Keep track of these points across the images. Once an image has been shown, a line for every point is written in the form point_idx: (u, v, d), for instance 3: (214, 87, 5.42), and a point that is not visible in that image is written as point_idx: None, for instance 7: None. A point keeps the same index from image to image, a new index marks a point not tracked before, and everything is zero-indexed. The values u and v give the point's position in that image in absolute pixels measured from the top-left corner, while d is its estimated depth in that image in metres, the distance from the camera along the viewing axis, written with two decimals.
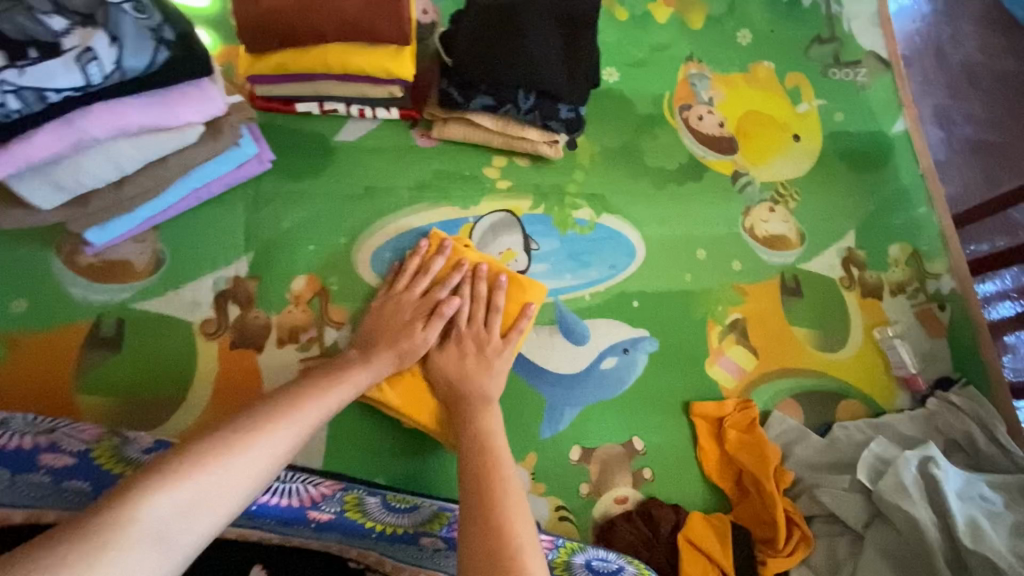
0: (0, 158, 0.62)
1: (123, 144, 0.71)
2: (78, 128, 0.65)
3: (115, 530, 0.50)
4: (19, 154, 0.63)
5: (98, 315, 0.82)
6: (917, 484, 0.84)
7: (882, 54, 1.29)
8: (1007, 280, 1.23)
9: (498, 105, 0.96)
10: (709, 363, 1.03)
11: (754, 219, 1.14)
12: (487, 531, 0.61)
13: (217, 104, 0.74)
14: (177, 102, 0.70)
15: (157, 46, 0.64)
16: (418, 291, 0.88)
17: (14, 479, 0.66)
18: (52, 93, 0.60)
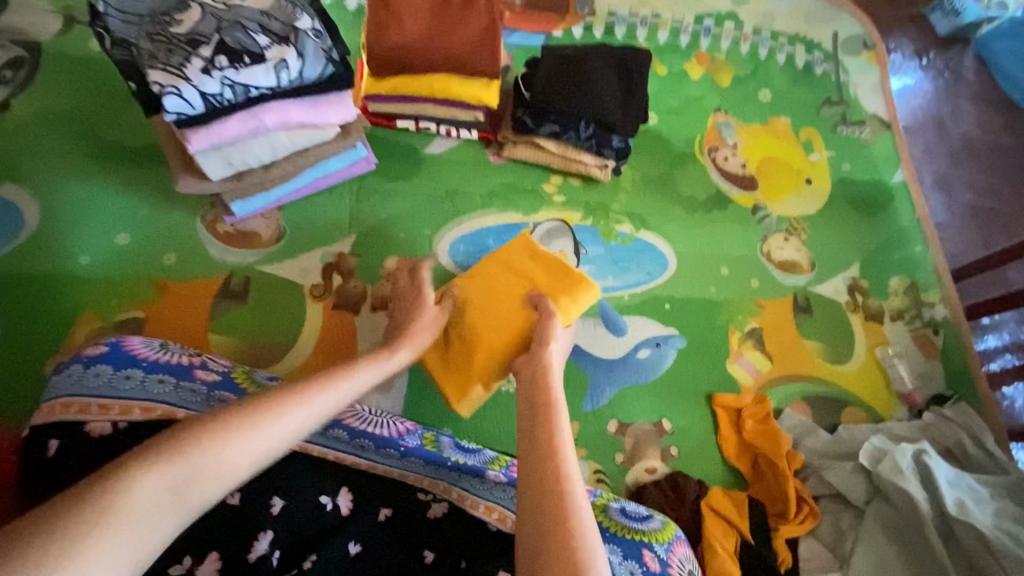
0: (201, 133, 0.82)
1: (282, 135, 0.90)
2: (258, 119, 0.85)
3: (113, 502, 0.54)
4: (215, 132, 0.83)
5: (230, 272, 1.00)
6: (912, 470, 0.97)
7: (884, 117, 1.50)
8: (1004, 335, 1.38)
9: (562, 132, 1.17)
10: (729, 362, 1.17)
11: (771, 245, 1.32)
12: (534, 493, 0.63)
13: (352, 111, 0.94)
14: (326, 107, 0.90)
15: (327, 64, 0.85)
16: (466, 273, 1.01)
17: (177, 386, 0.75)
18: (253, 90, 0.81)
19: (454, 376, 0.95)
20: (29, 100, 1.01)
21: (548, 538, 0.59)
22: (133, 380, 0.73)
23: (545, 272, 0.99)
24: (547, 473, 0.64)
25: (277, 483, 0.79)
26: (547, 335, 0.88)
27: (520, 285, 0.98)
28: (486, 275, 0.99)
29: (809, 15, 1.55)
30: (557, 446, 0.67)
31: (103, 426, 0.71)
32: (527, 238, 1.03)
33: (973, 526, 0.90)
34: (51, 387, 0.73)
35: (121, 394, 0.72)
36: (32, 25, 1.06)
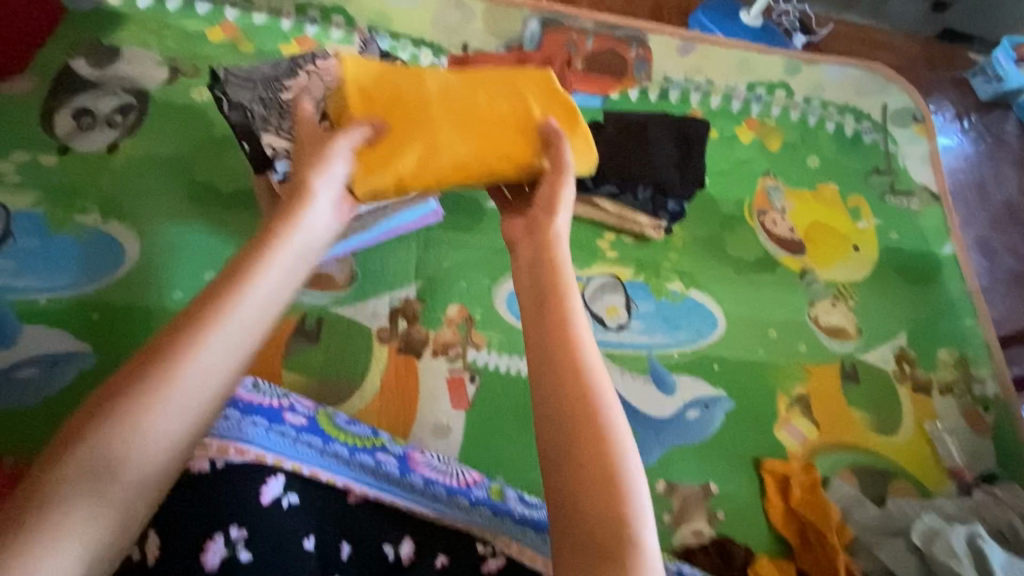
0: None
1: None
2: None
3: (49, 493, 0.55)
4: None
5: (305, 313, 1.06)
6: (966, 553, 0.96)
7: (933, 189, 1.53)
8: None
9: (620, 193, 1.22)
10: (777, 427, 1.18)
11: (818, 309, 1.34)
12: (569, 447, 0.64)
13: None
14: None
15: None
16: (463, 87, 0.93)
17: (269, 427, 0.83)
18: None
19: (387, 162, 0.86)
20: (134, 143, 1.10)
21: (586, 465, 0.63)
22: (232, 419, 0.81)
23: (550, 100, 0.94)
24: (581, 434, 0.64)
25: (348, 528, 0.82)
26: (563, 175, 0.86)
27: (519, 114, 0.91)
28: (470, 82, 0.93)
29: (860, 87, 1.58)
30: (584, 371, 0.68)
31: (201, 463, 0.77)
32: (549, 78, 0.96)
33: None
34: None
35: (220, 433, 0.80)
36: (139, 75, 1.16)
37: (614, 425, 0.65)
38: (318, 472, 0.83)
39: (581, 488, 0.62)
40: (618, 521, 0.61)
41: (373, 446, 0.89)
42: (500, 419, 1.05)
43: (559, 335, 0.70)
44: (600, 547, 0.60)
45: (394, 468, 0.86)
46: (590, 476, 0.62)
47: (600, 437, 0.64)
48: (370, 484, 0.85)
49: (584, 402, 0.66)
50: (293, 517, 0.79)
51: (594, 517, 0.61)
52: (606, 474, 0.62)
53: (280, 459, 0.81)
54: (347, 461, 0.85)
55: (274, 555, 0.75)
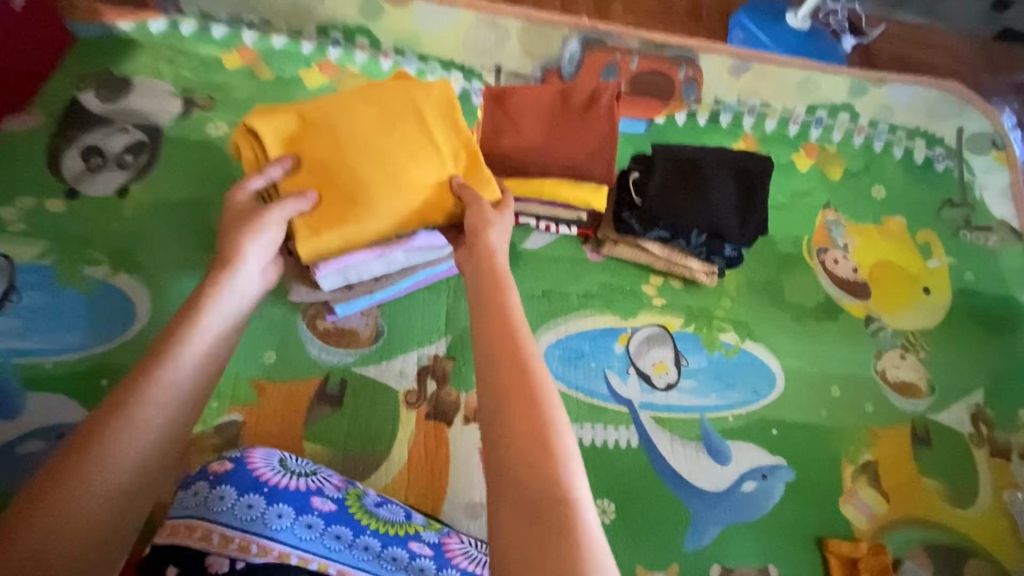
0: (329, 260, 0.88)
1: (400, 256, 0.94)
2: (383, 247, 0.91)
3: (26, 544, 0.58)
4: (342, 260, 0.89)
5: (327, 373, 0.97)
6: None
7: (1014, 225, 1.38)
8: None
9: (671, 238, 1.10)
10: (842, 500, 1.07)
11: (885, 362, 1.22)
12: (521, 482, 0.59)
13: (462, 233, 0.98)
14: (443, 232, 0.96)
15: None
16: (359, 130, 0.89)
17: (295, 519, 0.72)
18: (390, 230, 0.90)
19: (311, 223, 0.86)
20: (146, 185, 1.02)
21: (513, 433, 0.62)
22: (256, 509, 0.71)
23: (448, 127, 0.93)
24: (537, 463, 0.60)
25: None
26: (487, 212, 0.89)
27: (428, 161, 0.90)
28: (381, 116, 0.90)
29: (934, 108, 1.43)
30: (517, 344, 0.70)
31: (221, 563, 0.66)
32: (450, 98, 0.94)
33: None
34: (175, 507, 0.71)
35: (244, 525, 0.69)
36: (152, 108, 1.08)
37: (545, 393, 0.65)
38: (346, 571, 0.70)
39: (511, 453, 0.61)
40: (551, 481, 0.58)
41: (406, 534, 0.76)
42: None
43: (491, 316, 0.75)
44: (533, 509, 0.57)
45: (430, 562, 0.74)
46: (524, 439, 0.61)
47: (531, 404, 0.64)
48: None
49: (515, 370, 0.67)
50: None
51: (526, 481, 0.59)
52: (536, 438, 0.61)
53: (306, 556, 0.69)
54: (378, 554, 0.73)
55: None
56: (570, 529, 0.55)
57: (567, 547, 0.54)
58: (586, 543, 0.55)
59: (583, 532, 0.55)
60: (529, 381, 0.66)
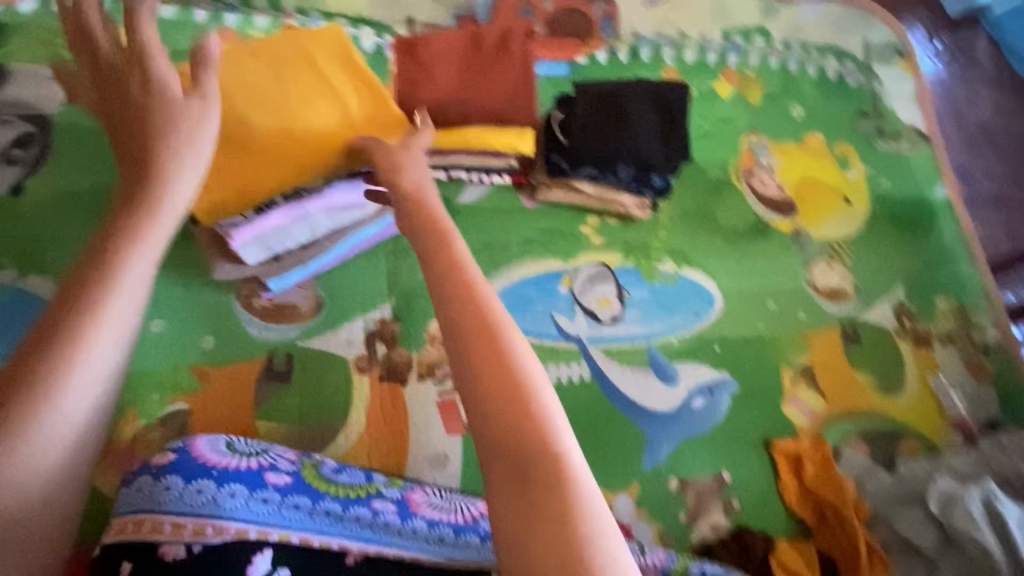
0: (245, 225, 0.93)
1: (320, 217, 0.97)
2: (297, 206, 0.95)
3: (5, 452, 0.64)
4: (258, 224, 0.93)
5: (271, 351, 0.96)
6: (984, 517, 0.93)
7: (920, 128, 1.46)
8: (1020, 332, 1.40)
9: (600, 174, 1.15)
10: (784, 403, 1.14)
11: (814, 272, 1.30)
12: (509, 452, 0.60)
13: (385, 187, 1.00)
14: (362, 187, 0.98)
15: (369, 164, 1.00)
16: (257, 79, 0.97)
17: (250, 496, 0.71)
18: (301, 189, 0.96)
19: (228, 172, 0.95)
20: (42, 179, 0.96)
21: (495, 403, 0.62)
22: (207, 493, 0.69)
23: (343, 69, 1.02)
24: (522, 430, 0.60)
25: None
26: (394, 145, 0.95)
27: (328, 105, 0.99)
28: (275, 72, 0.98)
29: (840, 24, 1.50)
30: (482, 310, 0.67)
31: (177, 550, 0.65)
32: (339, 38, 1.01)
33: None
34: (121, 504, 0.69)
35: (195, 511, 0.67)
36: (35, 95, 0.99)
37: (520, 356, 0.64)
38: (310, 537, 0.70)
39: (493, 426, 0.61)
40: (537, 446, 0.59)
41: (366, 495, 0.77)
42: None
43: (450, 281, 0.71)
44: (522, 475, 0.58)
45: (394, 516, 0.75)
46: (504, 408, 0.61)
47: (506, 372, 0.63)
48: (370, 539, 0.73)
49: (483, 339, 0.65)
50: None
51: (515, 452, 0.59)
52: (516, 406, 0.61)
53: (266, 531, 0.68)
54: (341, 517, 0.73)
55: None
56: (558, 487, 0.57)
57: (561, 509, 0.56)
58: (577, 498, 0.57)
59: (574, 489, 0.58)
60: (498, 349, 0.65)
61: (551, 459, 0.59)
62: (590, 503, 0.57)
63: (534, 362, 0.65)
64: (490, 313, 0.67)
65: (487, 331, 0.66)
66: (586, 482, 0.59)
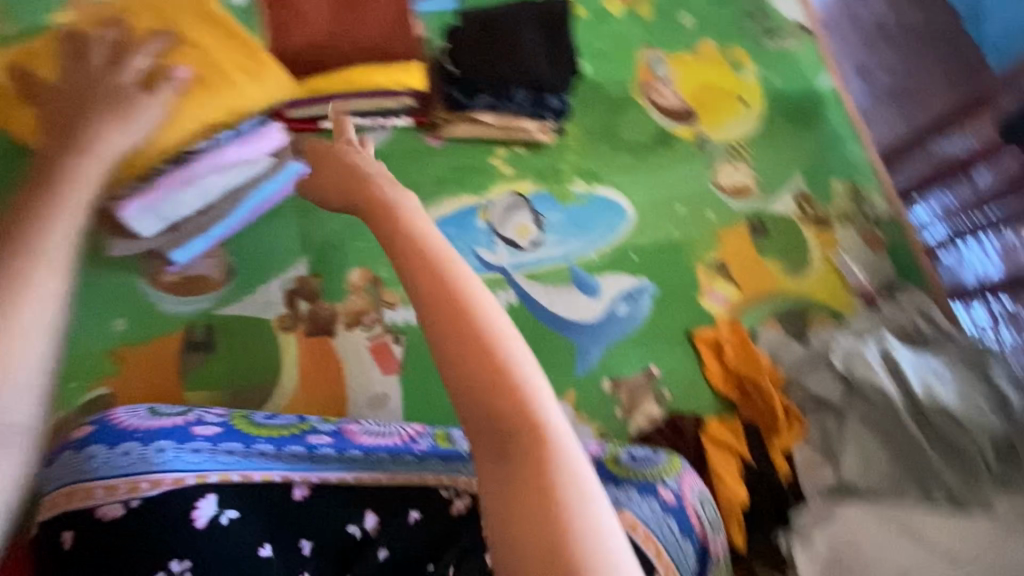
0: (136, 194, 0.92)
1: (213, 176, 0.96)
2: (188, 168, 0.95)
3: None
4: (150, 191, 0.92)
5: (189, 322, 0.95)
6: (881, 364, 1.02)
7: (803, 23, 1.52)
8: (934, 205, 1.41)
9: (498, 102, 1.15)
10: (701, 297, 1.22)
11: (720, 174, 1.36)
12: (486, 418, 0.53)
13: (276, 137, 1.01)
14: (254, 142, 0.99)
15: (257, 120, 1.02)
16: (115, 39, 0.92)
17: (179, 448, 0.72)
18: (191, 154, 0.96)
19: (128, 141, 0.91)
20: None
21: (458, 375, 0.54)
22: (134, 453, 0.70)
23: (211, 30, 1.02)
24: (497, 391, 0.53)
25: (303, 526, 0.74)
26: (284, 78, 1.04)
27: (208, 54, 1.00)
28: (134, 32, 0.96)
29: None
30: (438, 272, 0.58)
31: (115, 509, 0.67)
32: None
33: (944, 407, 0.95)
34: (50, 481, 0.70)
35: (125, 471, 0.69)
36: None
37: (483, 319, 0.56)
38: (250, 474, 0.74)
39: (462, 398, 0.54)
40: (511, 414, 0.53)
41: (300, 432, 0.81)
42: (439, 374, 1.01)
43: (401, 247, 0.62)
44: (499, 445, 0.52)
45: (330, 447, 0.80)
46: (470, 378, 0.54)
47: (468, 338, 0.55)
48: (310, 469, 0.77)
49: (446, 299, 0.57)
50: (242, 529, 0.70)
51: (493, 417, 0.53)
52: (483, 374, 0.53)
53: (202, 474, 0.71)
54: (277, 455, 0.77)
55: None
56: (537, 455, 0.51)
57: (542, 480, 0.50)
58: (560, 470, 0.50)
59: (557, 457, 0.51)
60: (463, 307, 0.56)
61: (527, 430, 0.52)
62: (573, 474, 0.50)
63: (500, 322, 0.57)
64: (450, 273, 0.58)
65: (449, 288, 0.57)
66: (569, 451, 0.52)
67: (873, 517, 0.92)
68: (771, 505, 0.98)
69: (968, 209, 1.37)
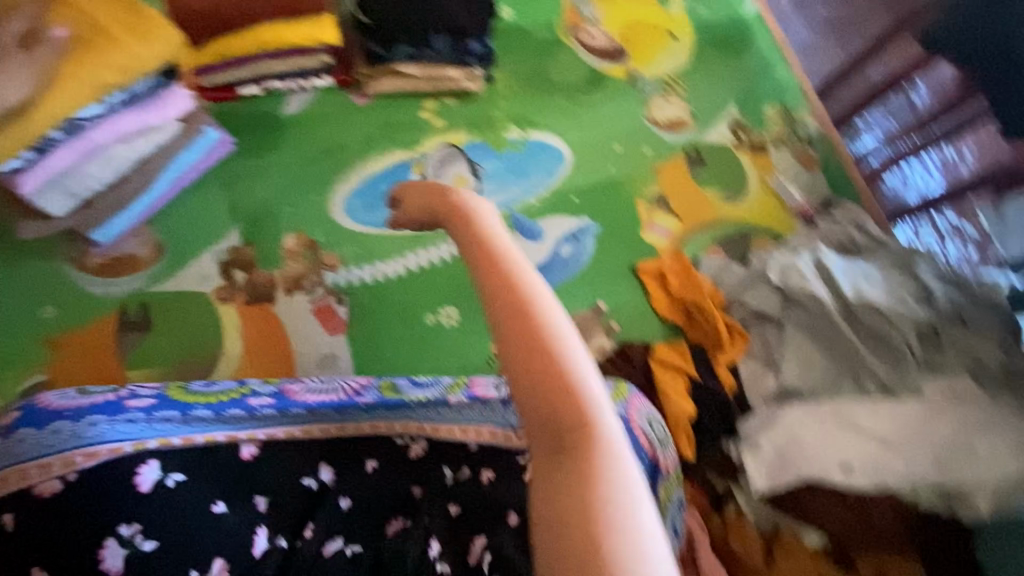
0: (32, 169, 0.85)
1: (120, 149, 0.91)
2: (87, 139, 0.88)
3: None
4: (46, 166, 0.86)
5: (122, 303, 0.94)
6: (814, 272, 1.06)
7: None
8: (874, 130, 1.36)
9: (418, 52, 1.14)
10: (643, 231, 1.24)
11: (653, 109, 1.36)
12: (540, 422, 0.45)
13: (186, 100, 0.95)
14: (160, 107, 0.93)
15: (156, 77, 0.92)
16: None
17: (112, 420, 0.71)
18: (84, 121, 0.86)
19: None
20: None
21: (523, 361, 0.45)
22: (64, 430, 0.69)
23: None
24: (553, 392, 0.45)
25: (257, 482, 0.76)
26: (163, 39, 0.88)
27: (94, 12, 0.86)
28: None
29: None
30: (505, 255, 0.52)
31: (53, 485, 0.66)
32: None
33: (871, 303, 0.99)
34: None
35: (57, 448, 0.67)
36: None
37: (550, 307, 0.48)
38: (191, 437, 0.74)
39: (521, 389, 0.46)
40: (574, 420, 0.45)
41: (240, 396, 0.81)
42: (386, 327, 1.02)
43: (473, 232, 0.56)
44: (555, 446, 0.45)
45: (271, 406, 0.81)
46: (530, 373, 0.45)
47: (534, 323, 0.47)
48: (254, 428, 0.78)
49: (506, 288, 0.49)
50: (189, 490, 0.71)
51: (545, 423, 0.45)
52: (547, 362, 0.45)
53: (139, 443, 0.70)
54: (217, 419, 0.77)
55: (183, 534, 0.67)
56: (593, 469, 0.42)
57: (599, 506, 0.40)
58: (620, 495, 0.41)
59: (611, 473, 0.42)
60: (521, 296, 0.48)
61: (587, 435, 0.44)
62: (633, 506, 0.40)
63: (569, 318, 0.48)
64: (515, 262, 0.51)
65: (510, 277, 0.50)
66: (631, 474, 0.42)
67: (813, 415, 0.96)
68: (716, 414, 1.01)
69: (910, 130, 1.28)
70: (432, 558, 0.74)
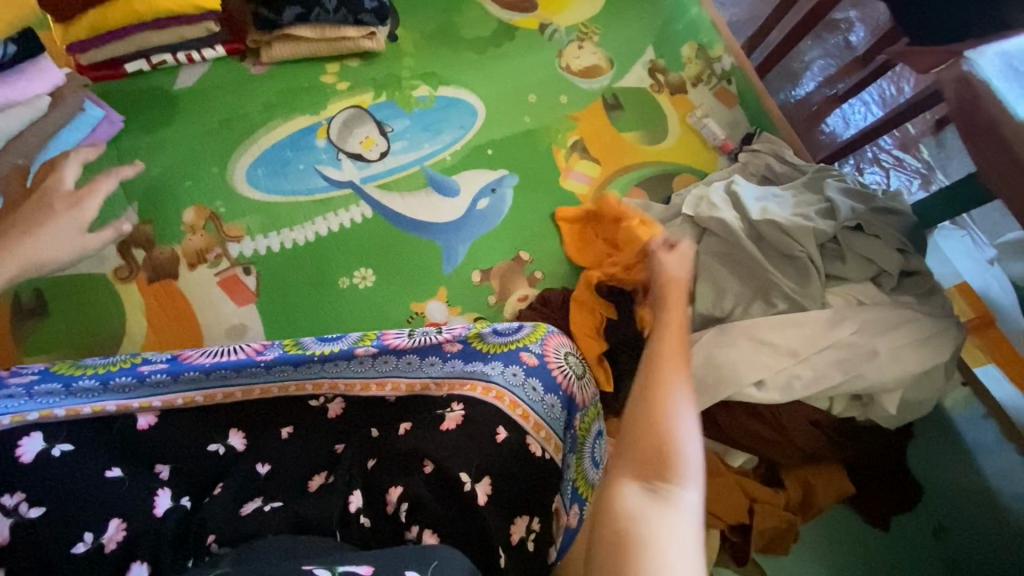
0: None
1: None
2: None
3: None
4: None
5: (16, 291, 0.93)
6: (724, 200, 1.06)
7: None
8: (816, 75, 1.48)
9: (308, 12, 1.11)
10: (563, 179, 1.22)
11: (568, 58, 1.34)
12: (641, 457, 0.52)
13: (54, 74, 0.96)
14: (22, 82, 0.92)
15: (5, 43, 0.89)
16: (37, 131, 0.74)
17: None
18: None
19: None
20: None
21: (650, 398, 0.55)
22: None
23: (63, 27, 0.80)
24: (659, 444, 0.52)
25: (159, 451, 0.75)
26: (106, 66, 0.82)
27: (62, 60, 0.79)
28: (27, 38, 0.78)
29: None
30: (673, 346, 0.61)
31: None
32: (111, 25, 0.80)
33: (772, 220, 0.99)
34: None
35: None
36: None
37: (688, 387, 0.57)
38: (77, 407, 0.74)
39: (637, 416, 0.54)
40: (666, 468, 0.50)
41: (132, 364, 0.80)
42: (295, 293, 1.01)
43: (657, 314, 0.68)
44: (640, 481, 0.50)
45: (165, 372, 0.79)
46: (649, 420, 0.53)
47: (670, 395, 0.55)
48: (150, 395, 0.78)
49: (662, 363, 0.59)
50: (76, 459, 0.69)
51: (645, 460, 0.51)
52: (665, 420, 0.53)
53: (13, 414, 0.70)
54: (105, 389, 0.77)
55: (74, 497, 0.65)
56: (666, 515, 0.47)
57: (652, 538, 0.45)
58: (677, 547, 0.45)
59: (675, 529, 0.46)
60: (667, 373, 0.58)
61: (672, 477, 0.50)
62: (684, 547, 0.45)
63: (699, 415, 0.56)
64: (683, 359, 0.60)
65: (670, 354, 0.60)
66: (695, 536, 0.46)
67: (726, 337, 0.96)
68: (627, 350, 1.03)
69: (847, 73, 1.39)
70: (354, 511, 0.72)
